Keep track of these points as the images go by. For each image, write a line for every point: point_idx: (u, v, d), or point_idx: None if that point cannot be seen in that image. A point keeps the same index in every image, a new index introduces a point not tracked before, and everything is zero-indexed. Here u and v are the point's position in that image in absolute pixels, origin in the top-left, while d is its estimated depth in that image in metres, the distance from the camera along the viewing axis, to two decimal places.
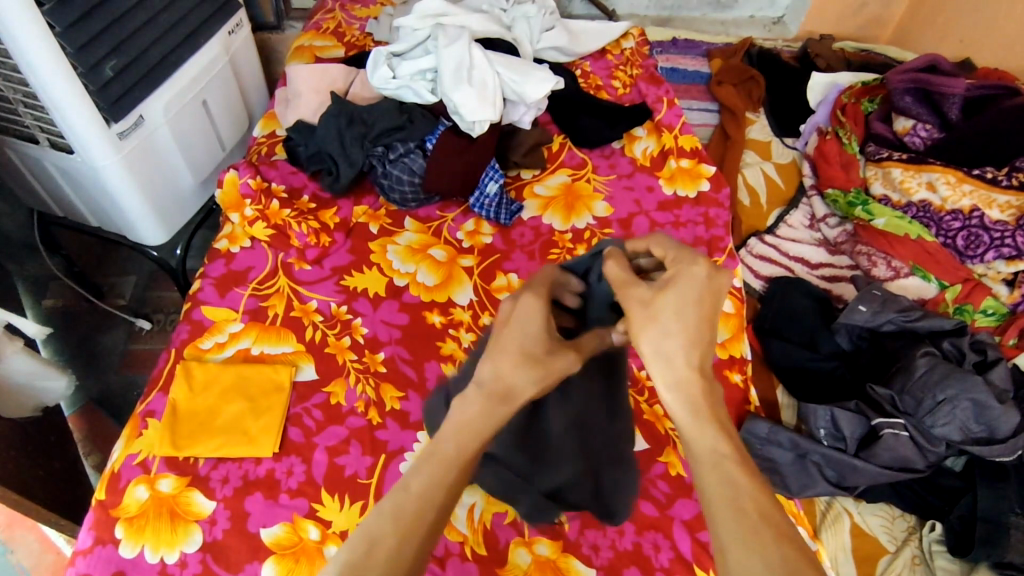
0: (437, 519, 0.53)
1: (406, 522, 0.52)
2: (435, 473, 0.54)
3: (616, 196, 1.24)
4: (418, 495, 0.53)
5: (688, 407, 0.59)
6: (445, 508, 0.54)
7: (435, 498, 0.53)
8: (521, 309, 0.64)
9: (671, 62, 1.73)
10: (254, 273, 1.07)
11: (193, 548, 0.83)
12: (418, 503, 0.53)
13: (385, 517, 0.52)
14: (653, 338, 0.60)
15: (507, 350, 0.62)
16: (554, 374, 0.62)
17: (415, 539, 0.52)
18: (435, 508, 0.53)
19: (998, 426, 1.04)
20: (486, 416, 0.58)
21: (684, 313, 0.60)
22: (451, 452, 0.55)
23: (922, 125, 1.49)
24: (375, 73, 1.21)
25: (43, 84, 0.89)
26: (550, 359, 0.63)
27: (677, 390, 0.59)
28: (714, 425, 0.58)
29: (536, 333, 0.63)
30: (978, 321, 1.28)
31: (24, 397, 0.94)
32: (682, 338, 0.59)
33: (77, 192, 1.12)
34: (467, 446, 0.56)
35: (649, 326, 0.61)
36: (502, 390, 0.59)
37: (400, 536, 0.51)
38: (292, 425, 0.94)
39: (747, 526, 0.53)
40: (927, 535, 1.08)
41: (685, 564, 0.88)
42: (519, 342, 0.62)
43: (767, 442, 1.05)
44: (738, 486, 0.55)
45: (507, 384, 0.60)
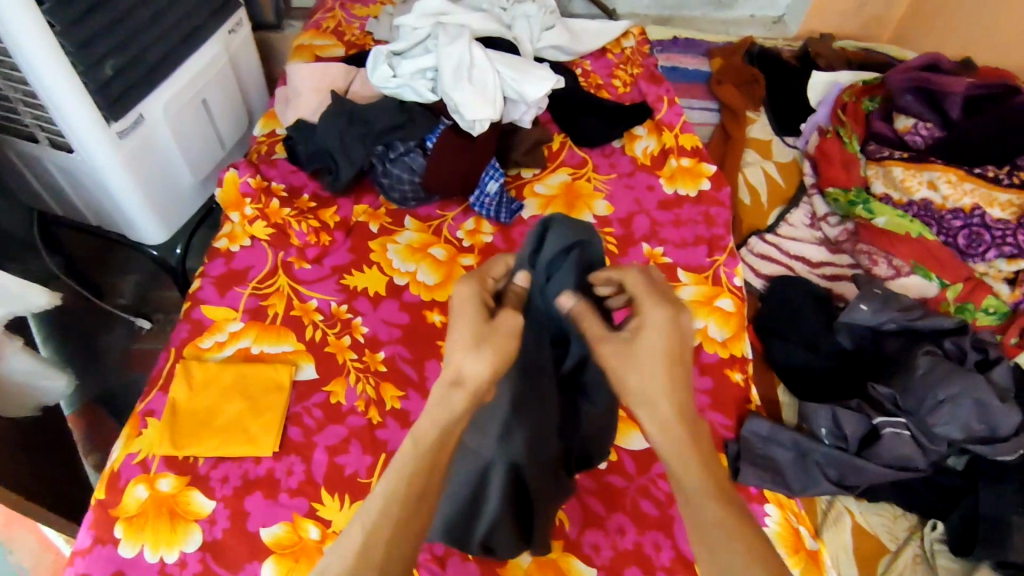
0: (402, 514, 0.59)
1: (370, 526, 0.58)
2: (395, 478, 0.60)
3: (617, 194, 1.24)
4: (381, 497, 0.59)
5: (677, 449, 0.64)
6: (410, 504, 0.59)
7: (398, 495, 0.59)
8: (459, 295, 0.66)
9: (671, 61, 1.73)
10: (254, 272, 1.07)
11: (192, 548, 0.83)
12: (381, 504, 0.59)
13: (356, 523, 0.59)
14: (642, 392, 0.64)
15: (457, 336, 0.64)
16: (498, 352, 0.63)
17: (382, 537, 0.58)
18: (397, 504, 0.59)
19: (999, 425, 1.04)
20: (441, 408, 0.61)
21: (666, 366, 0.65)
22: (408, 452, 0.60)
23: (923, 124, 1.50)
24: (375, 72, 1.21)
25: (43, 83, 0.89)
26: (492, 331, 0.64)
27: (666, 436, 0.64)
28: (701, 465, 0.64)
29: (474, 314, 0.65)
30: (978, 320, 1.27)
31: (25, 396, 0.93)
32: (665, 387, 0.64)
33: (77, 192, 1.12)
34: (424, 439, 0.61)
35: (633, 377, 0.64)
36: (452, 375, 0.62)
37: (367, 536, 0.58)
38: (292, 425, 0.94)
39: (729, 559, 0.59)
40: (928, 534, 1.08)
41: (686, 564, 0.88)
42: (465, 327, 0.64)
43: (768, 442, 1.03)
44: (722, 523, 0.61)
45: (457, 369, 0.62)
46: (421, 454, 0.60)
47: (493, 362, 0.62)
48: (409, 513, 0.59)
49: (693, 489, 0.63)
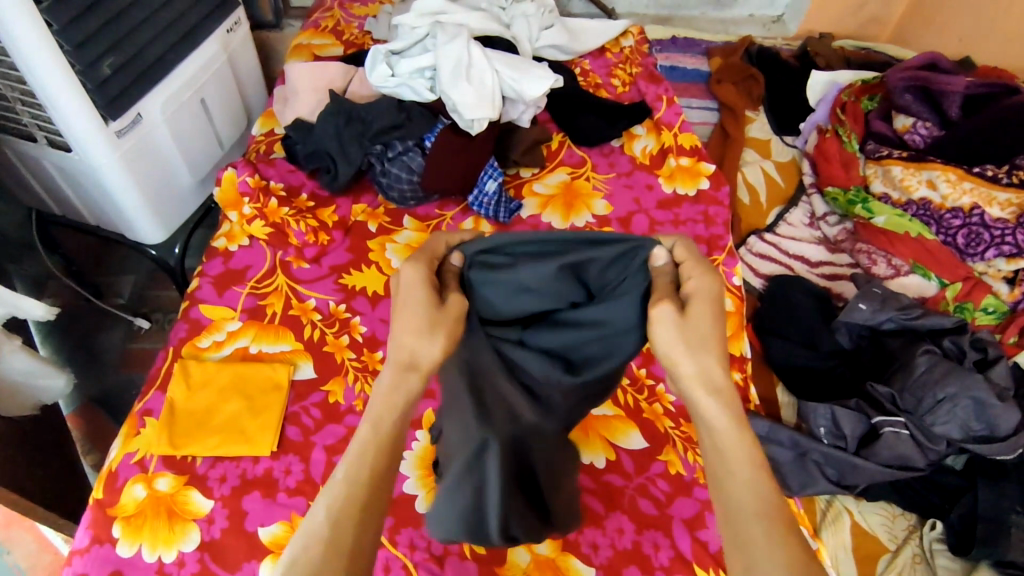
0: (368, 494, 0.59)
1: (336, 511, 0.58)
2: (356, 461, 0.60)
3: (616, 193, 1.24)
4: (344, 480, 0.59)
5: (727, 418, 0.63)
6: (375, 487, 0.60)
7: (360, 479, 0.59)
8: (408, 276, 0.65)
9: (670, 61, 1.73)
10: (252, 272, 1.07)
11: (190, 548, 0.83)
12: (346, 488, 0.59)
13: (320, 506, 0.58)
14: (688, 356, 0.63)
15: (409, 319, 0.63)
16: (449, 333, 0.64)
17: (349, 522, 0.58)
18: (363, 488, 0.59)
19: (998, 425, 1.03)
20: (396, 390, 0.62)
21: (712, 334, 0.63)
22: (367, 434, 0.61)
23: (922, 123, 1.49)
24: (373, 72, 1.20)
25: (40, 82, 0.89)
26: (441, 317, 0.64)
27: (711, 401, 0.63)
28: (745, 434, 0.63)
29: (423, 295, 0.64)
30: (978, 319, 1.28)
31: (23, 397, 0.94)
32: (714, 353, 0.64)
33: (74, 191, 1.12)
34: (383, 424, 0.61)
35: (680, 342, 0.63)
36: (406, 359, 0.63)
37: (331, 521, 0.57)
38: (290, 424, 0.94)
39: (774, 533, 0.58)
40: (927, 534, 1.07)
41: (685, 563, 0.87)
42: (409, 313, 0.63)
43: (767, 441, 1.06)
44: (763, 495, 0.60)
45: (411, 354, 0.63)
46: (380, 434, 0.61)
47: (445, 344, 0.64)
48: (374, 496, 0.60)
49: (736, 457, 0.62)
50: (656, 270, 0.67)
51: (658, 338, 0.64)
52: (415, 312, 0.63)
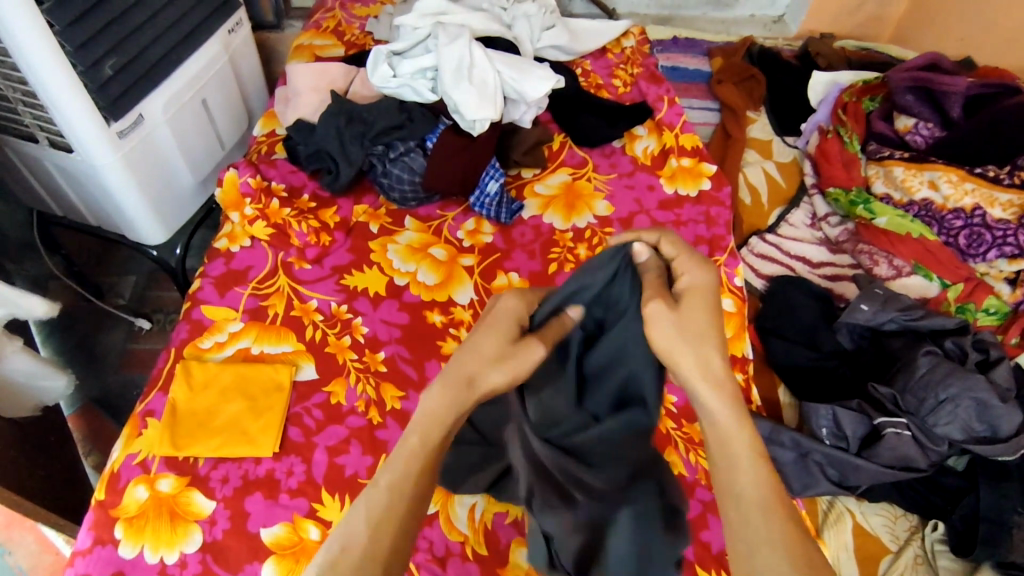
0: (408, 507, 0.59)
1: (378, 520, 0.58)
2: (400, 475, 0.60)
3: (617, 194, 1.24)
4: (387, 491, 0.59)
5: (726, 409, 0.63)
6: (417, 498, 0.60)
7: (402, 492, 0.60)
8: (505, 305, 0.69)
9: (671, 61, 1.73)
10: (254, 272, 1.07)
11: (193, 548, 0.83)
12: (388, 499, 0.59)
13: (359, 513, 0.59)
14: (685, 353, 0.64)
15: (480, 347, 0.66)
16: (517, 364, 0.66)
17: (390, 530, 0.58)
18: (405, 499, 0.59)
19: (1000, 426, 1.04)
20: (448, 403, 0.63)
21: (706, 333, 0.65)
22: (416, 444, 0.61)
23: (923, 123, 1.49)
24: (375, 72, 1.20)
25: (41, 83, 0.89)
26: (515, 350, 0.66)
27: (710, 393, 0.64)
28: (745, 425, 0.63)
29: (502, 329, 0.67)
30: (979, 320, 1.27)
31: (24, 397, 0.94)
32: (713, 344, 0.65)
33: (76, 191, 1.12)
34: (431, 439, 0.62)
35: (681, 336, 0.65)
36: (466, 378, 0.64)
37: (371, 530, 0.58)
38: (292, 425, 0.94)
39: (776, 527, 0.58)
40: (929, 535, 1.08)
41: (686, 564, 0.87)
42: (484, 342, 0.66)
43: (769, 442, 1.06)
44: (763, 490, 0.60)
45: (469, 375, 0.64)
46: (427, 448, 0.61)
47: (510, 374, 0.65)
48: (415, 509, 0.60)
49: (733, 450, 0.62)
50: (641, 265, 0.72)
51: (661, 333, 0.65)
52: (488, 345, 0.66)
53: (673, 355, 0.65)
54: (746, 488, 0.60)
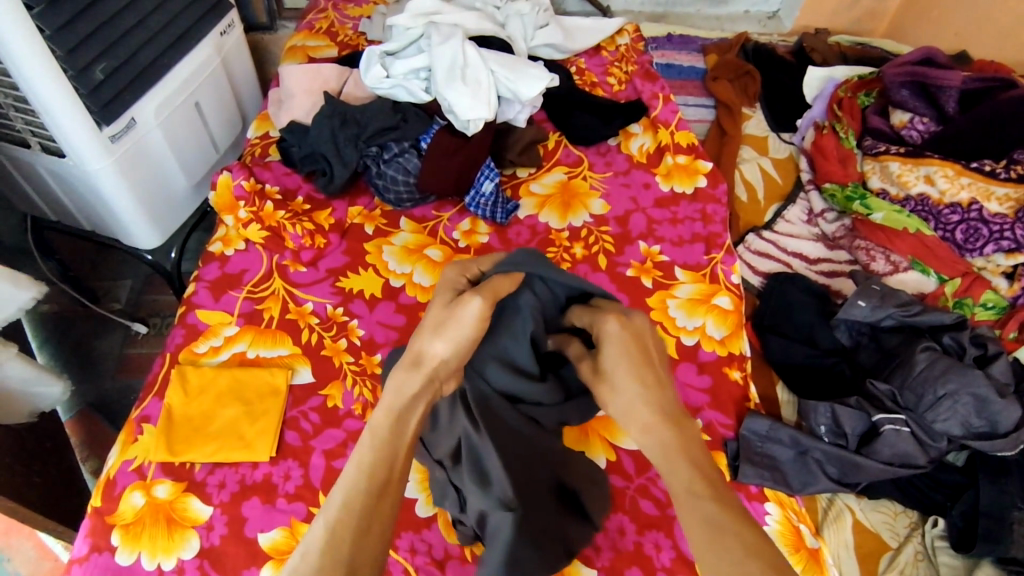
0: (367, 505, 0.59)
1: (333, 522, 0.58)
2: (354, 473, 0.61)
3: (612, 193, 1.24)
4: (342, 492, 0.60)
5: (663, 448, 0.68)
6: (372, 496, 0.60)
7: (359, 492, 0.60)
8: (448, 280, 0.78)
9: (665, 58, 1.73)
10: (249, 275, 1.06)
11: (190, 555, 0.82)
12: (344, 500, 0.59)
13: (318, 521, 0.59)
14: (619, 381, 0.71)
15: (428, 319, 0.73)
16: (457, 324, 0.71)
17: (346, 536, 0.58)
18: (360, 498, 0.60)
19: (999, 421, 1.04)
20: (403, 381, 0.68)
21: (639, 358, 0.72)
22: (366, 441, 0.64)
23: (919, 118, 1.49)
24: (368, 73, 1.20)
25: (32, 88, 0.88)
26: (450, 313, 0.71)
27: (646, 414, 0.70)
28: (684, 461, 0.67)
29: (446, 295, 0.75)
30: (977, 315, 1.27)
31: (18, 403, 0.93)
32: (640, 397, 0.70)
33: (69, 196, 1.11)
34: (379, 431, 0.64)
35: (621, 359, 0.72)
36: (412, 358, 0.70)
37: (327, 533, 0.57)
38: (288, 429, 0.93)
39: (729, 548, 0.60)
40: (929, 531, 1.08)
41: (686, 563, 0.87)
42: (432, 316, 0.73)
43: (768, 440, 1.02)
44: (720, 522, 0.62)
45: (417, 351, 0.70)
46: (377, 440, 0.63)
47: (453, 339, 0.70)
48: (373, 506, 0.60)
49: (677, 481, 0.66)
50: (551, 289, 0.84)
51: (604, 356, 0.74)
52: (438, 317, 0.72)
53: (610, 378, 0.72)
54: (695, 519, 0.63)
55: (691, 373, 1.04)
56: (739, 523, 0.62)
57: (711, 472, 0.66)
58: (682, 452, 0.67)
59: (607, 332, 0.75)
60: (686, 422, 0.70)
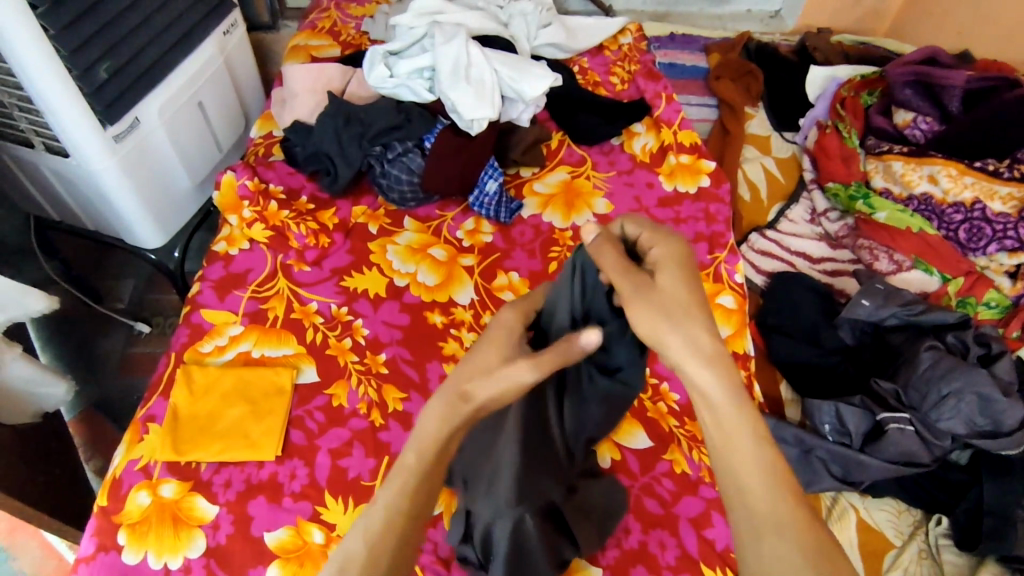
0: (405, 525, 0.58)
1: (374, 536, 0.56)
2: (395, 492, 0.58)
3: (616, 192, 1.24)
4: (382, 509, 0.58)
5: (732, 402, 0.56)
6: (412, 516, 0.58)
7: (400, 510, 0.58)
8: (504, 320, 0.68)
9: (668, 58, 1.73)
10: (253, 275, 1.07)
11: (196, 553, 0.83)
12: (383, 516, 0.57)
13: (356, 533, 0.57)
14: (676, 322, 0.59)
15: (474, 363, 0.64)
16: (509, 385, 0.61)
17: (383, 551, 0.56)
18: (401, 516, 0.58)
19: (1003, 421, 1.03)
20: (443, 424, 0.61)
21: (691, 288, 0.60)
22: (411, 464, 0.59)
23: (923, 117, 1.49)
24: (372, 73, 1.20)
25: (37, 88, 0.88)
26: (506, 366, 0.62)
27: (689, 358, 0.58)
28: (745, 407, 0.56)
29: (501, 343, 0.65)
30: (980, 314, 1.29)
31: (24, 403, 0.94)
32: (699, 322, 0.59)
33: (73, 196, 1.12)
34: (427, 450, 0.60)
35: (681, 288, 0.60)
36: (461, 392, 0.62)
37: (367, 548, 0.56)
38: (293, 428, 0.93)
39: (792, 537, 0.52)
40: (933, 529, 1.07)
41: (691, 562, 0.87)
42: (476, 358, 0.64)
43: (773, 439, 1.06)
44: (766, 476, 0.55)
45: (467, 387, 0.62)
46: (423, 461, 0.59)
47: (502, 390, 0.61)
48: (411, 528, 0.58)
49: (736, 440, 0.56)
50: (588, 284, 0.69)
51: (660, 280, 0.61)
52: (485, 359, 0.63)
53: (661, 312, 0.59)
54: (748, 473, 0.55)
55: None
56: (803, 518, 0.54)
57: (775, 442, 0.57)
58: (741, 403, 0.57)
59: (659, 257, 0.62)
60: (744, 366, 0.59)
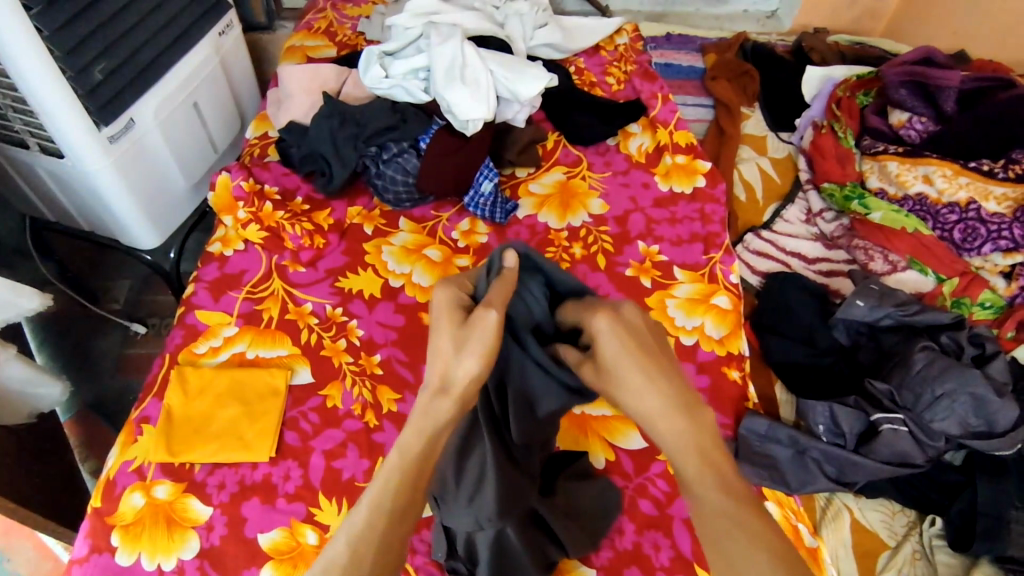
0: (389, 525, 0.59)
1: (355, 538, 0.58)
2: (381, 486, 0.60)
3: (611, 192, 1.24)
4: (367, 507, 0.60)
5: (676, 444, 0.62)
6: (398, 514, 0.60)
7: (382, 510, 0.59)
8: (440, 299, 0.68)
9: (665, 58, 1.73)
10: (248, 276, 1.06)
11: (189, 555, 0.83)
12: (367, 517, 0.59)
13: (341, 533, 0.59)
14: (619, 385, 0.64)
15: (439, 346, 0.66)
16: (482, 345, 0.64)
17: (367, 551, 0.57)
18: (384, 516, 0.59)
19: (996, 420, 1.04)
20: (423, 419, 0.63)
21: (635, 352, 0.63)
22: (395, 461, 0.62)
23: (917, 117, 1.48)
24: (367, 73, 1.19)
25: (31, 89, 0.88)
26: (470, 331, 0.65)
27: (643, 415, 0.63)
28: (688, 441, 0.61)
29: (451, 314, 0.67)
30: (975, 314, 1.27)
31: (18, 404, 0.93)
32: (641, 380, 0.63)
33: (69, 198, 1.12)
34: (411, 450, 0.62)
35: (615, 357, 0.64)
36: (439, 382, 0.65)
37: (351, 549, 0.57)
38: (288, 429, 0.93)
39: (741, 547, 0.57)
40: (927, 530, 1.07)
41: (685, 563, 0.87)
42: (437, 341, 0.66)
43: (767, 440, 1.03)
44: (727, 510, 0.59)
45: (444, 373, 0.65)
46: (406, 462, 0.61)
47: (480, 358, 0.64)
48: (396, 526, 0.59)
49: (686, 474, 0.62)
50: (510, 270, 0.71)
51: (600, 356, 0.65)
52: (443, 342, 0.65)
53: (611, 384, 0.65)
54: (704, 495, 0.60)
55: (690, 373, 1.04)
56: (745, 514, 0.58)
57: (723, 463, 0.61)
58: (691, 446, 0.61)
59: (596, 330, 0.66)
60: (699, 409, 0.63)
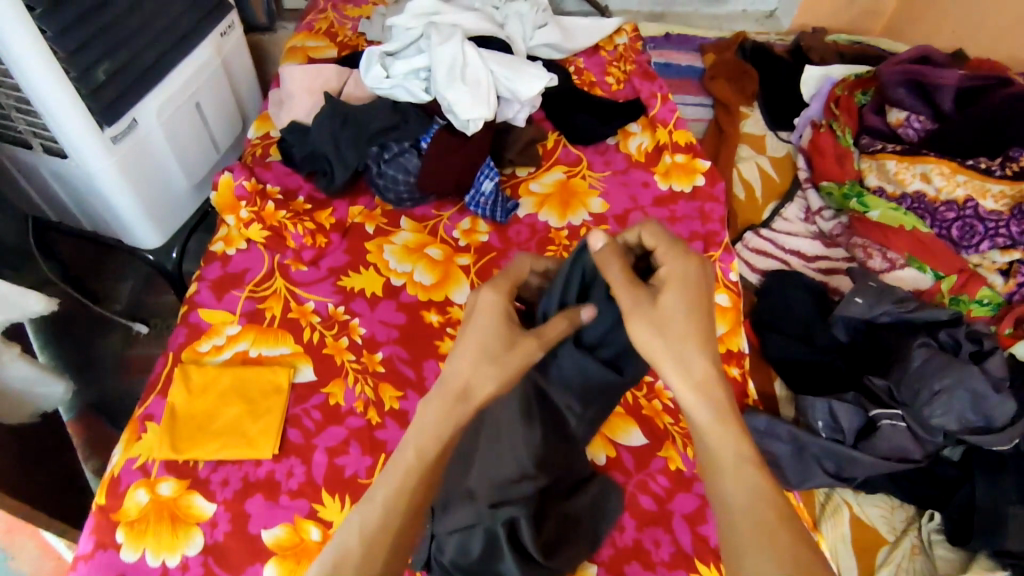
0: (403, 524, 0.62)
1: (371, 534, 0.61)
2: (395, 491, 0.63)
3: (611, 192, 1.25)
4: (381, 506, 0.62)
5: (711, 416, 0.65)
6: (410, 514, 0.63)
7: (399, 508, 0.62)
8: (487, 301, 0.70)
9: (664, 58, 1.73)
10: (250, 275, 1.07)
11: (194, 551, 0.83)
12: (382, 512, 0.62)
13: (354, 527, 0.62)
14: (674, 337, 0.65)
15: (476, 346, 0.68)
16: (511, 371, 0.68)
17: (382, 547, 0.61)
18: (400, 514, 0.62)
19: (994, 417, 1.04)
20: (443, 421, 0.65)
21: (697, 318, 0.66)
22: (412, 460, 0.64)
23: (916, 117, 1.50)
24: (368, 73, 1.20)
25: (34, 90, 0.89)
26: (510, 354, 0.68)
27: (684, 378, 0.65)
28: (725, 416, 0.65)
29: (498, 322, 0.69)
30: (973, 312, 1.29)
31: (23, 403, 0.94)
32: (695, 343, 0.65)
33: (71, 197, 1.12)
34: (427, 451, 0.64)
35: (680, 311, 0.66)
36: (463, 389, 0.67)
37: (365, 544, 0.60)
38: (291, 427, 0.94)
39: (766, 519, 0.60)
40: (925, 525, 1.08)
41: (685, 558, 0.88)
42: (477, 338, 0.68)
43: (766, 435, 1.06)
44: (755, 485, 0.62)
45: (469, 383, 0.67)
46: (423, 464, 0.63)
47: (501, 381, 0.67)
48: (410, 523, 0.63)
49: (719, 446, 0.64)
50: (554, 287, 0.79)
51: (665, 300, 0.66)
52: (484, 345, 0.68)
53: (667, 329, 0.65)
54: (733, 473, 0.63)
55: None
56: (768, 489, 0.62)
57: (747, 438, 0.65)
58: (725, 417, 0.65)
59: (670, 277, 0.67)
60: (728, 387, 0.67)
